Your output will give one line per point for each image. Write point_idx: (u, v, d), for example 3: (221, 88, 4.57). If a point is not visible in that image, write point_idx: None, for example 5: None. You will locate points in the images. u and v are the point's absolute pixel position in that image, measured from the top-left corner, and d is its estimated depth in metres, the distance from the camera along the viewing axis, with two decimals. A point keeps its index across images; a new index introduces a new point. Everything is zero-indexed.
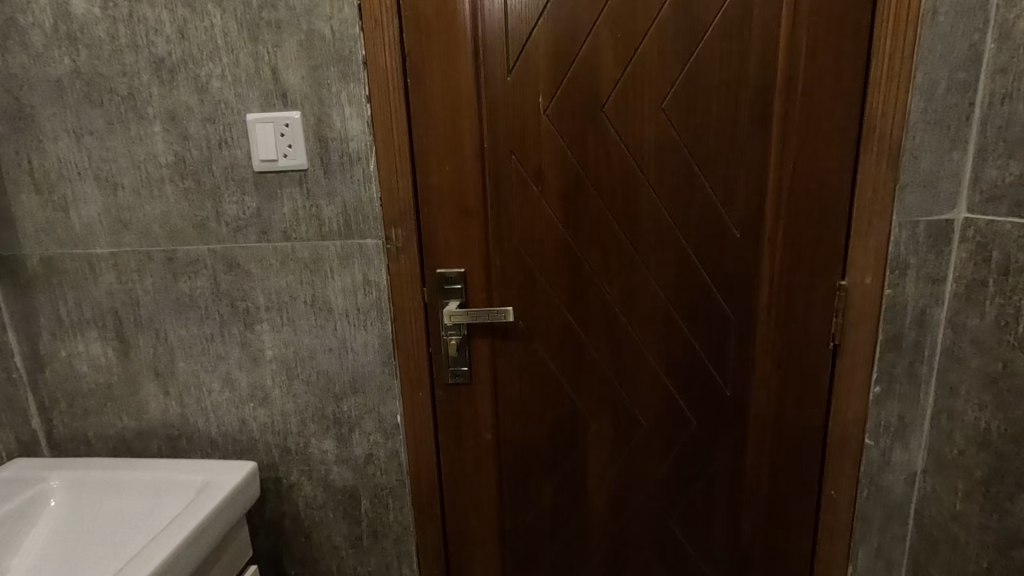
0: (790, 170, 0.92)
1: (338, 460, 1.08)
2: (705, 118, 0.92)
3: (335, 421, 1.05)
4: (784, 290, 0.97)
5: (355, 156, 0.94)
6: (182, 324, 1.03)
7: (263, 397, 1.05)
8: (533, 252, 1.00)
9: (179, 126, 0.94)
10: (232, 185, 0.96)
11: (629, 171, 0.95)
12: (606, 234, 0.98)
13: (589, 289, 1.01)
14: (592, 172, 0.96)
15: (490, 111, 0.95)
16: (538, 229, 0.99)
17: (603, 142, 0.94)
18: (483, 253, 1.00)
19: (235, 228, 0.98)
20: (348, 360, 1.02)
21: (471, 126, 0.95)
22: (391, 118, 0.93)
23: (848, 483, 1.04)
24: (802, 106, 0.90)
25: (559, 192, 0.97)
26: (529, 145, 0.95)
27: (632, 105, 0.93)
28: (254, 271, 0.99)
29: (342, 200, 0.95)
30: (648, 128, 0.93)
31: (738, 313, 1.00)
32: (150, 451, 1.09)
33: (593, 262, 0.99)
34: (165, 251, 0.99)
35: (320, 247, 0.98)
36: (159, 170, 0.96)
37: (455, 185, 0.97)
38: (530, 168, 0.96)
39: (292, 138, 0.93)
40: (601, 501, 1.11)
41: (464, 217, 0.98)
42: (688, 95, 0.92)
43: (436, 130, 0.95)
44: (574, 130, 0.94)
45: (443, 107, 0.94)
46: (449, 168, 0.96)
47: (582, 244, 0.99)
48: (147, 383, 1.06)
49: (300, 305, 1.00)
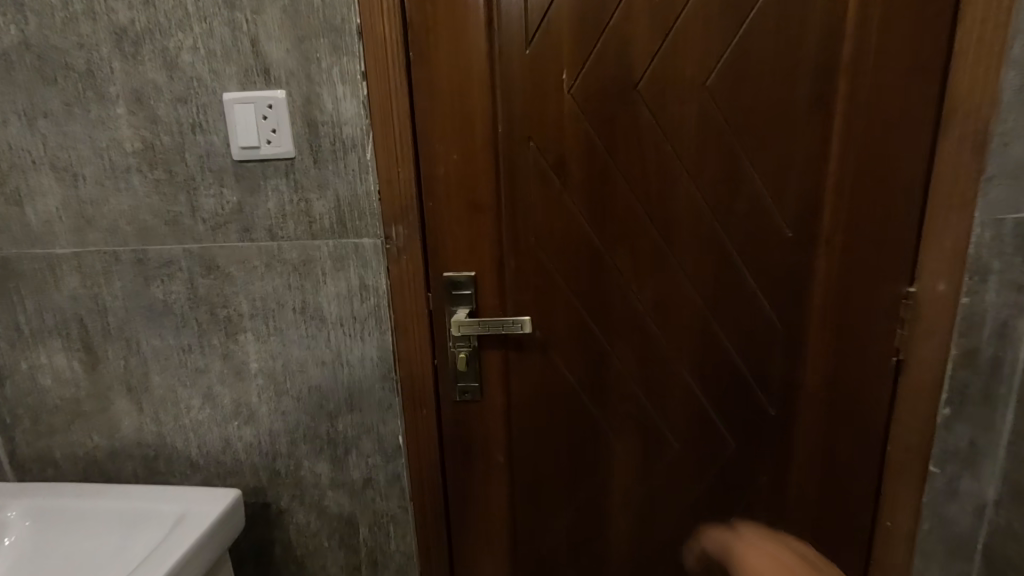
0: (854, 159, 0.80)
1: (333, 485, 0.96)
2: (756, 100, 0.79)
3: (329, 441, 0.94)
4: (841, 297, 0.85)
5: (349, 142, 0.81)
6: (155, 334, 0.91)
7: (248, 415, 0.94)
8: (551, 253, 0.87)
9: (146, 108, 0.81)
10: (208, 176, 0.84)
11: (665, 160, 0.82)
12: (636, 232, 0.85)
13: (615, 296, 0.88)
14: (622, 163, 0.83)
15: (505, 90, 0.82)
16: (559, 227, 0.86)
17: (636, 128, 0.81)
18: (495, 254, 0.88)
19: (213, 225, 0.86)
20: (343, 375, 0.91)
21: (483, 108, 0.82)
22: (391, 98, 0.80)
23: (908, 516, 0.91)
24: (872, 84, 0.77)
25: (583, 184, 0.84)
26: (550, 130, 0.82)
27: (670, 84, 0.80)
28: (236, 274, 0.87)
29: (335, 194, 0.83)
30: (689, 112, 0.80)
31: (786, 323, 0.87)
32: (124, 473, 0.98)
33: (621, 264, 0.87)
34: (134, 251, 0.87)
35: (310, 247, 0.86)
36: (125, 159, 0.83)
37: (464, 176, 0.84)
38: (551, 157, 0.83)
39: (276, 121, 0.80)
40: (626, 529, 1.00)
41: (474, 213, 0.86)
42: (736, 71, 0.78)
43: (442, 113, 0.82)
44: (602, 112, 0.81)
45: (451, 86, 0.81)
46: (457, 157, 0.84)
47: (609, 243, 0.86)
48: (119, 399, 0.95)
49: (289, 312, 0.89)
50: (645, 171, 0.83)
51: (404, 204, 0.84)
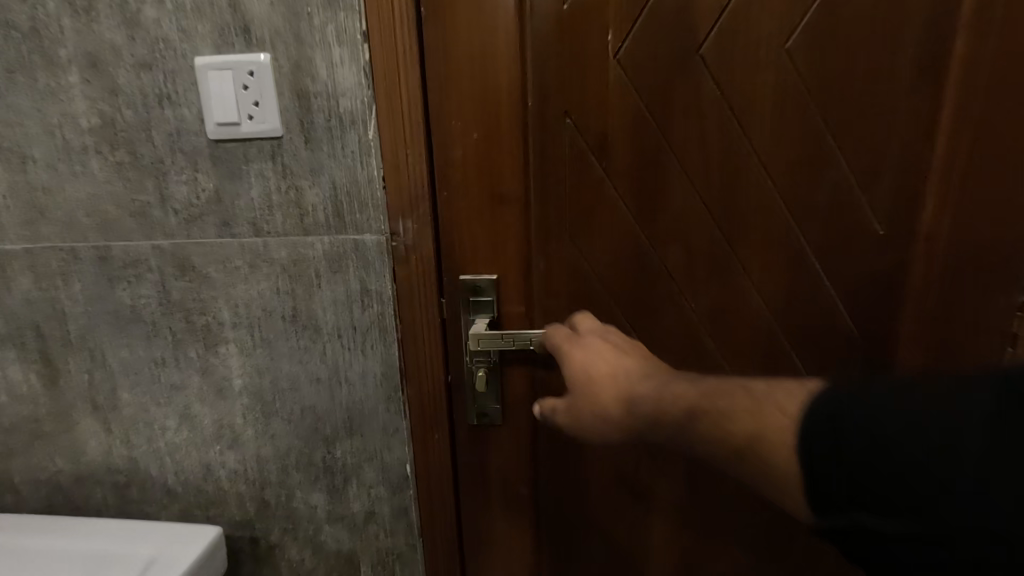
0: (966, 141, 0.65)
1: (330, 518, 0.83)
2: (847, 69, 0.64)
3: (326, 469, 0.81)
4: (940, 309, 0.71)
5: (347, 118, 0.67)
6: (123, 344, 0.78)
7: (232, 439, 0.81)
8: (590, 255, 0.73)
9: (103, 76, 0.67)
10: (180, 159, 0.70)
11: (731, 142, 0.68)
12: (692, 229, 0.71)
13: (667, 306, 0.74)
14: (678, 146, 0.68)
15: (538, 56, 0.67)
16: (600, 223, 0.72)
17: (696, 102, 0.67)
18: (523, 255, 0.74)
19: (186, 218, 0.72)
20: (341, 394, 0.77)
21: (510, 78, 0.67)
22: (398, 65, 0.66)
23: None
24: (997, 47, 0.62)
25: (630, 171, 0.70)
26: (591, 105, 0.68)
27: (741, 48, 0.65)
28: (215, 276, 0.74)
29: (331, 180, 0.69)
30: (764, 83, 0.66)
31: (870, 339, 0.73)
32: (92, 501, 0.86)
33: (672, 267, 0.73)
34: (95, 248, 0.74)
35: (302, 245, 0.72)
36: (81, 137, 0.70)
37: (486, 160, 0.70)
38: (591, 138, 0.69)
39: (259, 92, 0.66)
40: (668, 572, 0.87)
41: (498, 205, 0.72)
42: (826, 30, 0.63)
43: (459, 84, 0.68)
44: (656, 84, 0.67)
45: (471, 49, 0.67)
46: (477, 137, 0.69)
47: (659, 242, 0.72)
48: (84, 418, 0.82)
49: (277, 321, 0.75)
50: (706, 157, 0.68)
51: (414, 194, 0.70)
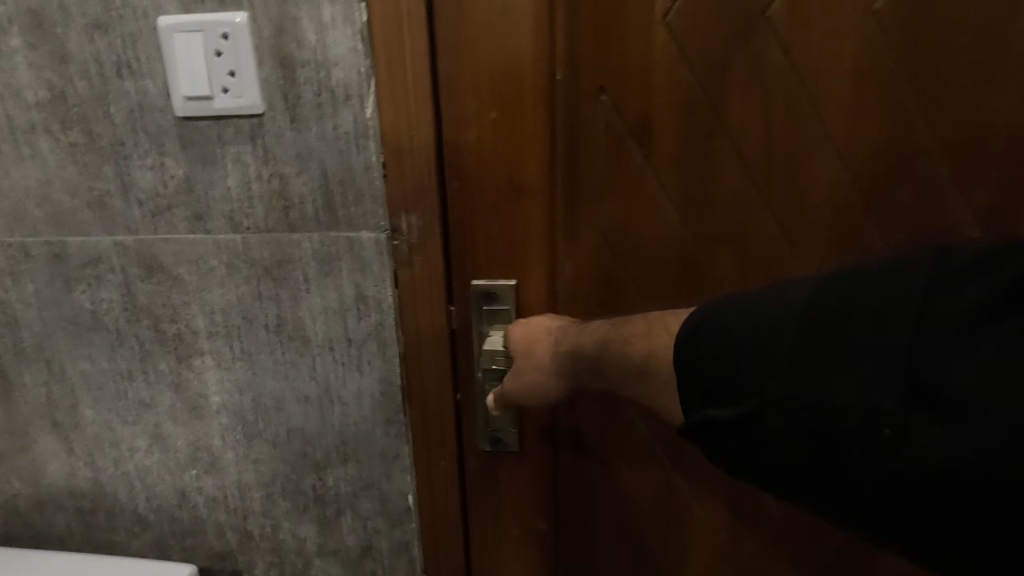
0: None
1: (321, 552, 0.74)
2: (941, 45, 0.54)
3: (316, 498, 0.71)
4: None
5: (340, 92, 0.56)
6: (83, 354, 0.68)
7: (209, 462, 0.71)
8: (627, 259, 0.63)
9: (51, 40, 0.57)
10: (143, 140, 0.59)
11: (800, 123, 0.57)
12: (749, 227, 0.61)
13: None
14: (737, 134, 0.58)
15: (570, 24, 0.57)
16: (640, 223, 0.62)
17: (761, 76, 0.56)
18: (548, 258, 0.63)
19: (152, 210, 0.61)
20: (334, 415, 0.67)
21: (536, 46, 0.56)
22: (402, 30, 0.55)
23: None
24: None
25: (677, 157, 0.60)
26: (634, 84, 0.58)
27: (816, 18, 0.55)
28: (187, 277, 0.64)
29: (321, 167, 0.58)
30: (841, 60, 0.55)
31: None
32: (54, 528, 0.76)
33: (723, 272, 0.62)
34: (48, 244, 0.64)
35: (288, 243, 0.61)
36: (27, 114, 0.59)
37: (504, 143, 0.59)
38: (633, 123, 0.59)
39: (234, 60, 0.55)
40: None
41: (518, 197, 0.60)
42: None
43: (476, 52, 0.57)
44: (712, 53, 0.56)
45: (489, 8, 0.56)
46: (495, 115, 0.58)
47: (707, 243, 0.62)
48: (42, 437, 0.72)
49: (259, 331, 0.65)
50: (769, 147, 0.58)
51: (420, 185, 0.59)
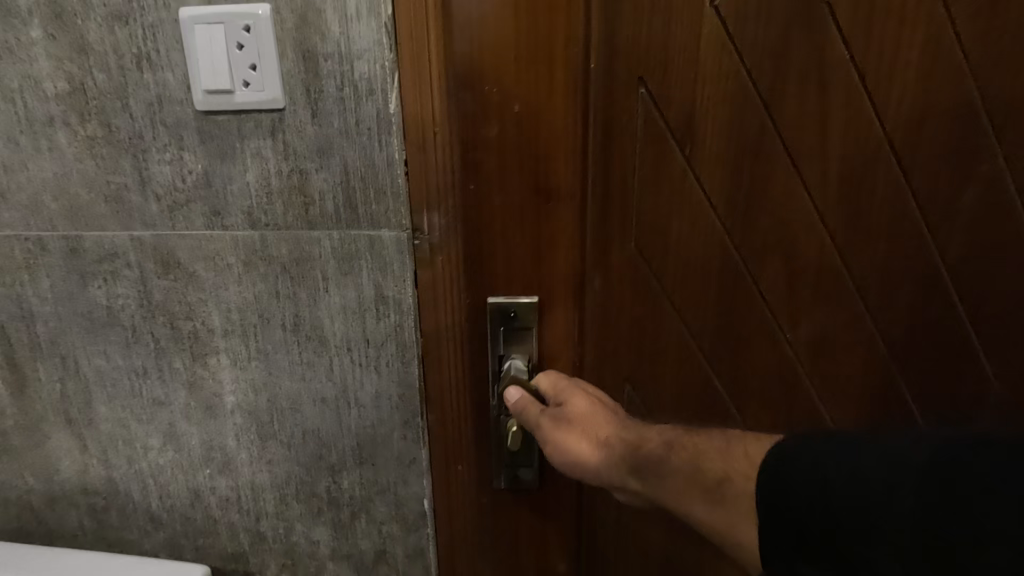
0: None
1: (335, 556, 0.72)
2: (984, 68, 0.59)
3: (331, 502, 0.70)
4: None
5: (363, 86, 0.54)
6: (99, 351, 0.67)
7: (223, 463, 0.70)
8: (680, 269, 0.65)
9: (70, 31, 0.55)
10: (162, 134, 0.58)
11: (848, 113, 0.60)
12: (791, 214, 0.64)
13: (764, 326, 0.67)
14: (795, 149, 0.62)
15: (631, 33, 0.58)
16: (694, 233, 0.64)
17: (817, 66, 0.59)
18: (600, 269, 0.65)
19: (170, 205, 0.60)
20: (350, 418, 0.66)
21: (571, 47, 0.57)
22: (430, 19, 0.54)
23: None
24: None
25: (726, 146, 0.61)
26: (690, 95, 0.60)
27: (874, 38, 0.58)
28: (203, 275, 0.62)
29: (342, 163, 0.57)
30: (897, 64, 0.59)
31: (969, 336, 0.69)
32: (68, 526, 0.76)
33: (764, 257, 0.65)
34: (65, 238, 0.63)
35: (306, 241, 0.60)
36: (46, 106, 0.58)
37: (527, 141, 0.59)
38: (692, 135, 0.61)
39: (256, 53, 0.54)
40: None
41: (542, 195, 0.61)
42: None
43: (505, 49, 0.56)
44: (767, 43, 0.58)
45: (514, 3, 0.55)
46: (519, 111, 0.58)
47: (750, 230, 0.64)
48: (56, 433, 0.71)
49: (276, 330, 0.63)
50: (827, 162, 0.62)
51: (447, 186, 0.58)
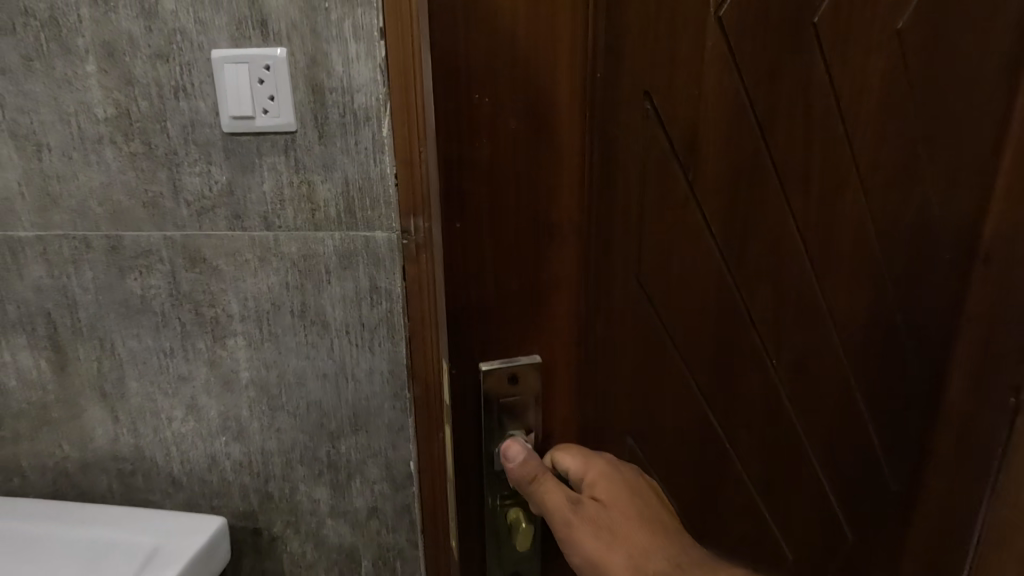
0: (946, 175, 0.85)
1: (333, 513, 0.84)
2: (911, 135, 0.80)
3: (330, 465, 0.81)
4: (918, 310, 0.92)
5: (361, 114, 0.67)
6: (132, 333, 0.78)
7: (238, 431, 0.81)
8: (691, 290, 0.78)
9: (119, 65, 0.67)
10: (193, 151, 0.70)
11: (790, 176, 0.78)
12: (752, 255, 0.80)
13: (748, 336, 0.84)
14: (769, 198, 0.78)
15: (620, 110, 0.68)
16: (707, 257, 0.78)
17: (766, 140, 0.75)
18: (626, 290, 0.76)
19: (198, 210, 0.72)
20: (347, 391, 0.77)
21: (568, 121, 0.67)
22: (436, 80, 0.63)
23: None
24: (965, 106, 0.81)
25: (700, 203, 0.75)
26: (705, 140, 0.72)
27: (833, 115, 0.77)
28: (225, 268, 0.74)
29: (343, 175, 0.69)
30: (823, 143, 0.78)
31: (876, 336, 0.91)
32: (97, 489, 0.86)
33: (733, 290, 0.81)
34: (107, 237, 0.74)
35: (313, 240, 0.72)
36: (96, 127, 0.70)
37: (534, 202, 0.69)
38: (707, 180, 0.74)
39: (274, 86, 0.66)
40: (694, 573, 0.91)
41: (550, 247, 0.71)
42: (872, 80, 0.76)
43: (504, 116, 0.65)
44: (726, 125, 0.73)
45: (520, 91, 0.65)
46: (528, 177, 0.68)
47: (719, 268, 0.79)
48: (91, 406, 0.82)
49: (286, 315, 0.75)
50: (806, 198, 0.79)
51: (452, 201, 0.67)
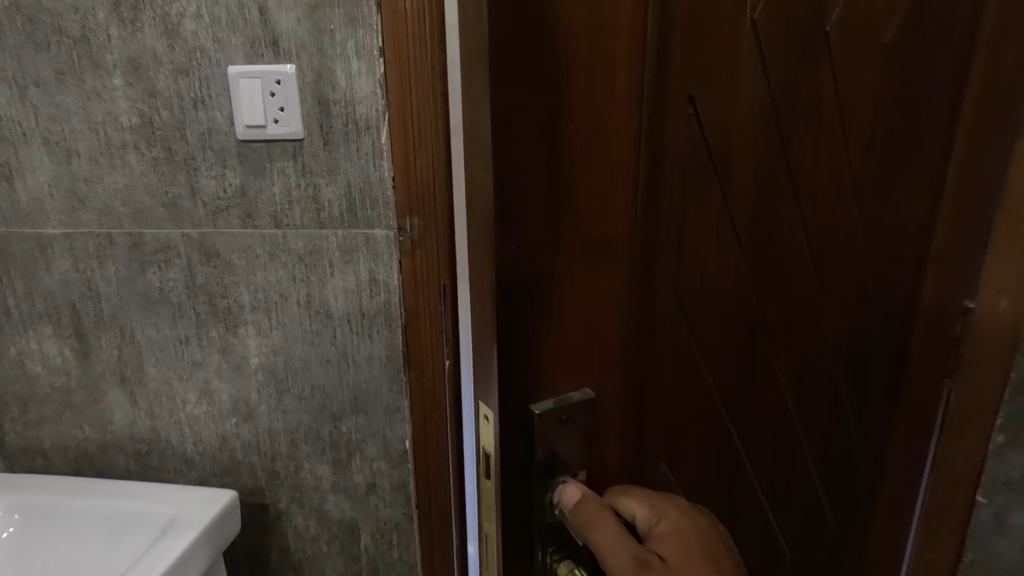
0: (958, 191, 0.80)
1: (335, 489, 0.91)
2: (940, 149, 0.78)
3: (332, 444, 0.88)
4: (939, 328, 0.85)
5: (363, 123, 0.74)
6: (151, 323, 0.85)
7: (247, 413, 0.88)
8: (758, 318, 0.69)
9: (144, 79, 0.75)
10: (210, 156, 0.77)
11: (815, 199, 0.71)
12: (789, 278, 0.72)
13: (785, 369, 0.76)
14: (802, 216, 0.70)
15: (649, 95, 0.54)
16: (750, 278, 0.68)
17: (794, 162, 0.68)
18: (694, 322, 0.65)
19: (214, 210, 0.79)
20: (349, 375, 0.85)
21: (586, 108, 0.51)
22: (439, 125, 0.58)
23: None
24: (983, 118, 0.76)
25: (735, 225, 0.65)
26: (751, 142, 0.63)
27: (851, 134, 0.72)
28: (237, 263, 0.81)
29: (346, 179, 0.77)
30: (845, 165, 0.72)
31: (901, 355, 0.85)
32: (115, 469, 0.93)
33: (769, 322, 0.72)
34: (130, 234, 0.81)
35: (318, 237, 0.79)
36: (121, 134, 0.77)
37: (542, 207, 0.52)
38: (744, 182, 0.64)
39: (284, 99, 0.74)
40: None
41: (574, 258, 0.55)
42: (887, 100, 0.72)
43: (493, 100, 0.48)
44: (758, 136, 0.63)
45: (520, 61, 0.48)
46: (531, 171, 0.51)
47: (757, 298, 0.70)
48: (112, 390, 0.89)
49: (293, 306, 0.82)
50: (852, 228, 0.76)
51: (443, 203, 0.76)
